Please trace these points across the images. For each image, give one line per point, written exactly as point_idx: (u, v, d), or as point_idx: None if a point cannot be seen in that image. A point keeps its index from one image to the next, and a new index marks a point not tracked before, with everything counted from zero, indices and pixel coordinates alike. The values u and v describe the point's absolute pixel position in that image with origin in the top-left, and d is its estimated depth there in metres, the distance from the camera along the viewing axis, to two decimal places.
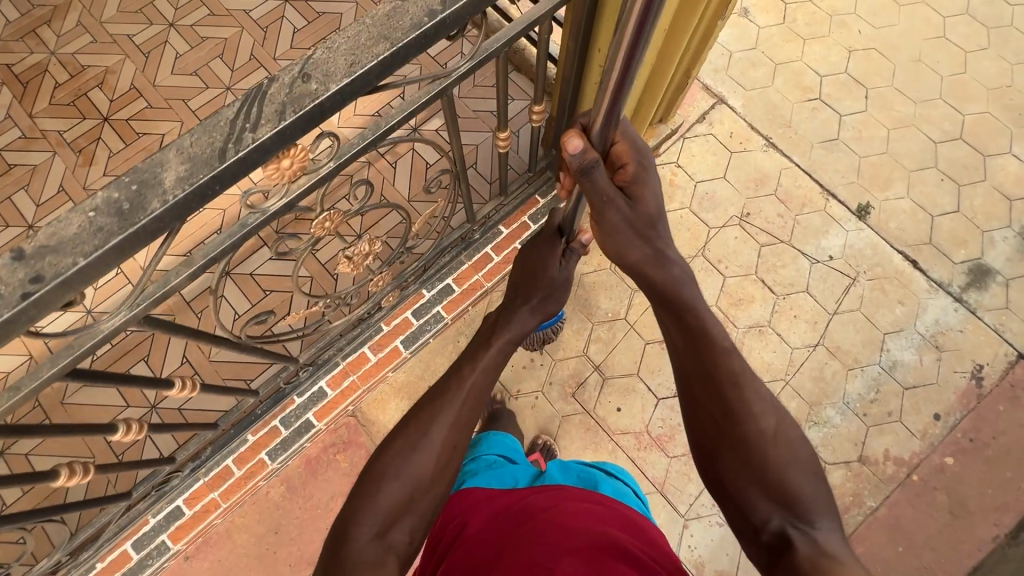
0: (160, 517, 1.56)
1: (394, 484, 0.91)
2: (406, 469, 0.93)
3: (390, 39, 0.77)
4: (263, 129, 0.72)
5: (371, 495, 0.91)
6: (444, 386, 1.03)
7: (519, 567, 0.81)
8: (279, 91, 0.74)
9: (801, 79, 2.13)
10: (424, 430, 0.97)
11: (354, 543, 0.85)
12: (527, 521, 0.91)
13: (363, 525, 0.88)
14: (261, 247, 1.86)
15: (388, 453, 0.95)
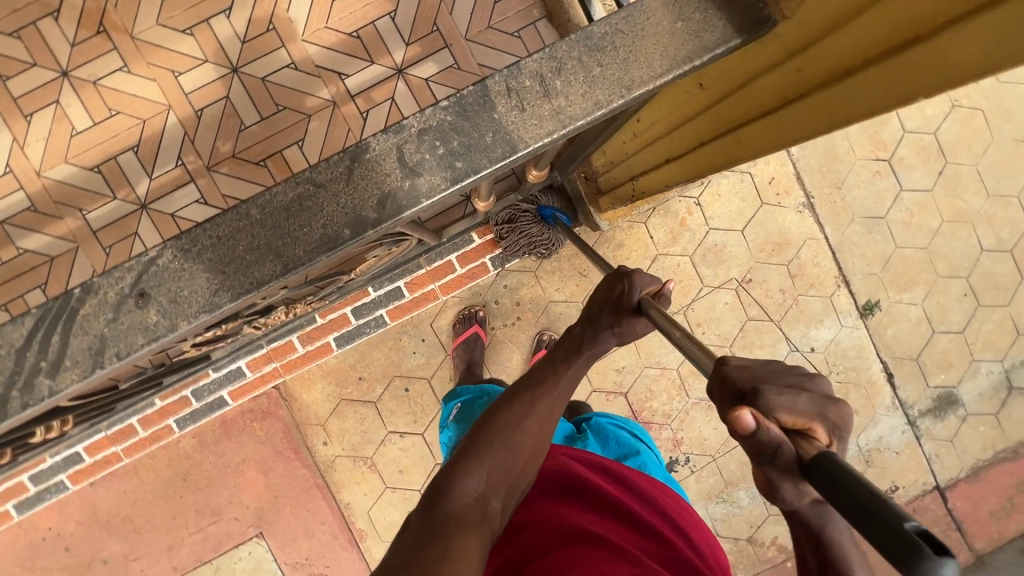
0: (58, 459, 1.67)
1: (493, 456, 0.69)
2: (510, 441, 0.71)
3: (283, 253, 0.50)
4: (65, 378, 0.49)
5: (471, 454, 0.70)
6: (539, 375, 0.79)
7: (592, 555, 0.60)
8: (95, 316, 0.49)
9: (878, 130, 1.76)
10: (528, 407, 0.75)
11: (451, 505, 0.63)
12: (590, 509, 0.71)
13: (469, 476, 0.67)
14: (187, 182, 1.52)
15: (491, 426, 0.73)
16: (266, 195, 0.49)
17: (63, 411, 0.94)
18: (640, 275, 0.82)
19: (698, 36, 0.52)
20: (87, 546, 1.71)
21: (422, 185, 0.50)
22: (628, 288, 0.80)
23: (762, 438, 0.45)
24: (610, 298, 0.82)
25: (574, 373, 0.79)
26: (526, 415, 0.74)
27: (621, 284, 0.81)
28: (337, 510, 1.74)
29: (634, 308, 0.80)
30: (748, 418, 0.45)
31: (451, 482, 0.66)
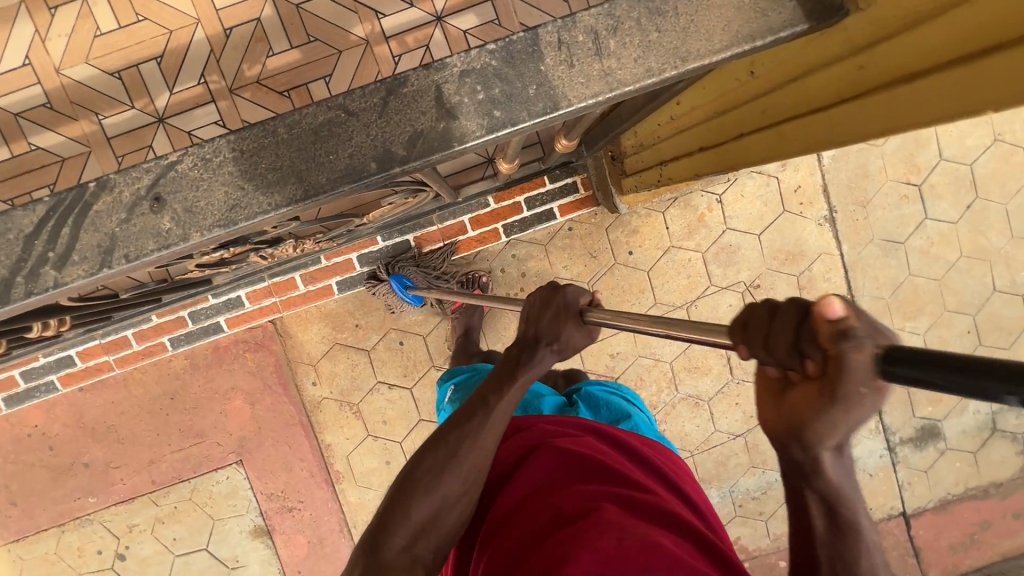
0: (52, 360, 1.69)
1: (423, 502, 0.71)
2: (439, 487, 0.72)
3: (302, 176, 0.48)
4: (73, 273, 0.48)
5: (402, 498, 0.72)
6: (467, 412, 0.76)
7: (578, 529, 0.62)
8: (107, 215, 0.48)
9: (914, 153, 1.72)
10: (454, 451, 0.74)
11: (385, 557, 0.67)
12: (578, 479, 0.72)
13: (399, 525, 0.70)
14: (208, 102, 1.49)
15: (419, 469, 0.73)
16: (294, 115, 0.47)
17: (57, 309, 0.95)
18: (570, 288, 0.78)
19: (765, 15, 0.50)
20: (71, 447, 1.75)
21: (456, 129, 0.49)
22: (565, 302, 0.77)
23: (851, 324, 0.39)
24: (544, 315, 0.77)
25: (506, 402, 0.77)
26: (457, 456, 0.74)
27: (559, 296, 0.78)
28: (318, 450, 1.78)
29: (575, 320, 0.76)
30: (833, 306, 0.40)
31: (389, 530, 0.70)
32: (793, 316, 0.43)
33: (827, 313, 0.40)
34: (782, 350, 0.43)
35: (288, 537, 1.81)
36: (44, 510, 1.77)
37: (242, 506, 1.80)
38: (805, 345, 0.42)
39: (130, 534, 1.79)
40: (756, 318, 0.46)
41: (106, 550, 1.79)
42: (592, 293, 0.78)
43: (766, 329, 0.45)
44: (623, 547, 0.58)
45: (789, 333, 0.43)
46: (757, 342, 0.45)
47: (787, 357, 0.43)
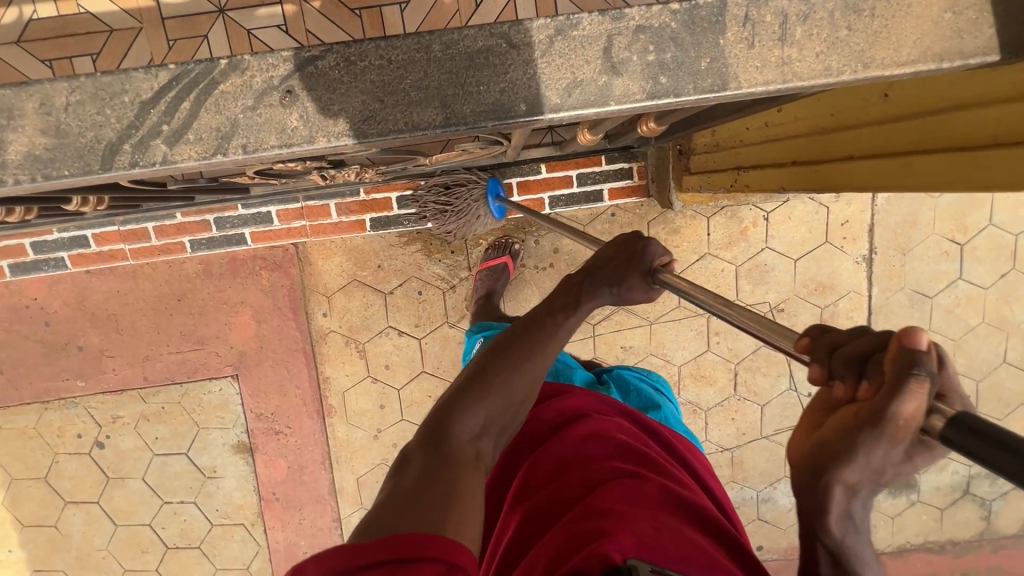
0: (65, 237, 1.64)
1: (491, 400, 0.72)
2: (509, 384, 0.73)
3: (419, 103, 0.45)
4: (183, 153, 0.44)
5: (470, 394, 0.72)
6: (538, 321, 0.77)
7: (615, 508, 0.63)
8: (228, 101, 0.44)
9: (965, 212, 1.70)
10: (529, 353, 0.75)
11: (450, 446, 0.67)
12: (613, 458, 0.73)
13: (467, 417, 0.70)
14: (274, 3, 1.41)
15: (486, 370, 0.73)
16: (453, 35, 0.44)
17: (115, 188, 0.92)
18: (653, 244, 0.79)
19: (960, 36, 0.46)
20: (68, 327, 1.72)
21: (616, 87, 0.45)
22: (642, 253, 0.78)
23: (927, 357, 0.39)
24: (617, 258, 0.79)
25: (570, 323, 0.77)
26: (526, 360, 0.74)
27: (636, 248, 0.79)
28: (315, 380, 1.77)
29: (643, 277, 0.78)
30: (922, 333, 0.39)
31: (456, 419, 0.70)
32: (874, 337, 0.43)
33: (908, 337, 0.39)
34: (846, 357, 0.43)
35: (269, 458, 1.82)
36: (30, 384, 1.75)
37: (230, 420, 1.79)
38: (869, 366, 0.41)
39: (112, 425, 1.78)
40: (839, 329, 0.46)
41: (85, 436, 1.79)
42: (671, 255, 0.78)
43: (832, 343, 0.45)
44: (659, 536, 0.60)
45: (861, 347, 0.43)
46: (824, 343, 0.45)
47: (840, 366, 0.43)
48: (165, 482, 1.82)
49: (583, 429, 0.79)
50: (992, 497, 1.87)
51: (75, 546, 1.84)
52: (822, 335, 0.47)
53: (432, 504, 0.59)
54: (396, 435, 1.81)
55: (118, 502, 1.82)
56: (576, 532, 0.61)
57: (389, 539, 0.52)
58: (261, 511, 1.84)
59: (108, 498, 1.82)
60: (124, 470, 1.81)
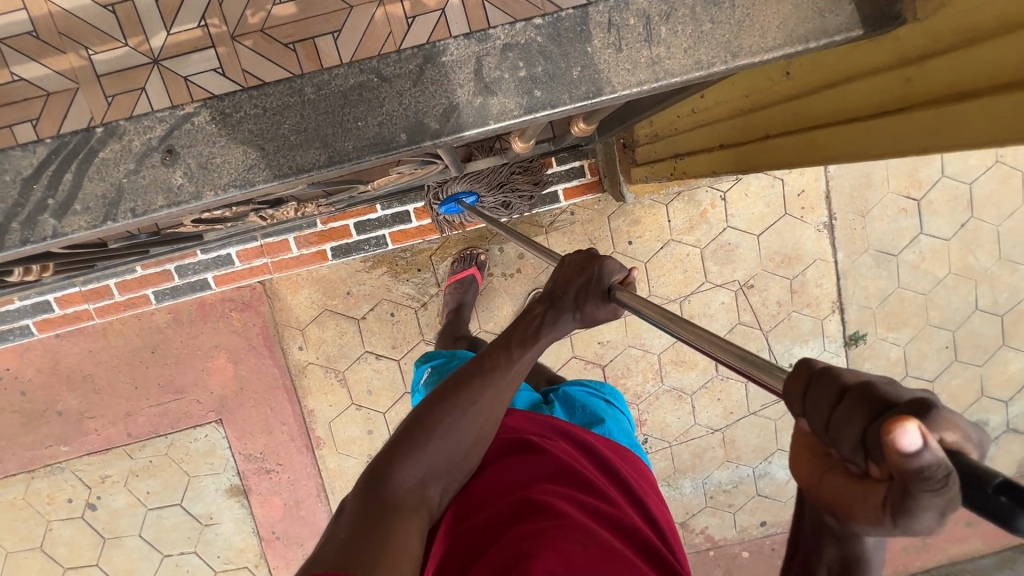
0: (28, 304, 1.63)
1: (435, 446, 0.77)
2: (456, 427, 0.78)
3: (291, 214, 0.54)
4: (72, 224, 0.45)
5: (417, 439, 0.77)
6: (495, 356, 0.84)
7: (546, 527, 0.66)
8: (111, 167, 0.45)
9: (916, 168, 1.73)
10: (478, 394, 0.81)
11: (392, 490, 0.71)
12: (545, 478, 0.76)
13: (411, 462, 0.75)
14: (207, 47, 1.41)
15: (435, 412, 0.79)
16: (324, 76, 0.45)
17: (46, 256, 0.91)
18: (608, 264, 0.86)
19: (822, 16, 0.48)
20: (44, 394, 1.71)
21: (492, 106, 0.46)
22: (599, 275, 0.85)
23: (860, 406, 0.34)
24: (577, 280, 0.86)
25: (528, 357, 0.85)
26: (473, 402, 0.80)
27: (593, 267, 0.86)
28: (300, 414, 1.77)
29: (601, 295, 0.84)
30: (910, 433, 0.30)
31: (404, 462, 0.74)
32: (862, 414, 0.34)
33: (895, 435, 0.30)
34: (843, 445, 0.35)
35: (263, 498, 1.82)
36: (13, 455, 1.73)
37: (219, 465, 1.79)
38: (869, 449, 0.33)
39: (102, 484, 1.77)
40: (816, 390, 0.37)
41: (76, 499, 1.77)
42: (630, 269, 0.85)
43: (825, 415, 0.36)
44: (582, 552, 0.63)
45: (852, 430, 0.34)
46: (815, 422, 0.37)
47: (842, 451, 0.35)
48: (162, 535, 1.82)
49: (522, 451, 0.81)
50: None
51: None
52: (806, 404, 0.38)
53: (370, 545, 0.64)
54: None
55: (117, 561, 1.81)
56: (507, 555, 0.63)
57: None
58: (262, 553, 1.85)
59: (106, 560, 1.81)
60: (119, 529, 1.80)
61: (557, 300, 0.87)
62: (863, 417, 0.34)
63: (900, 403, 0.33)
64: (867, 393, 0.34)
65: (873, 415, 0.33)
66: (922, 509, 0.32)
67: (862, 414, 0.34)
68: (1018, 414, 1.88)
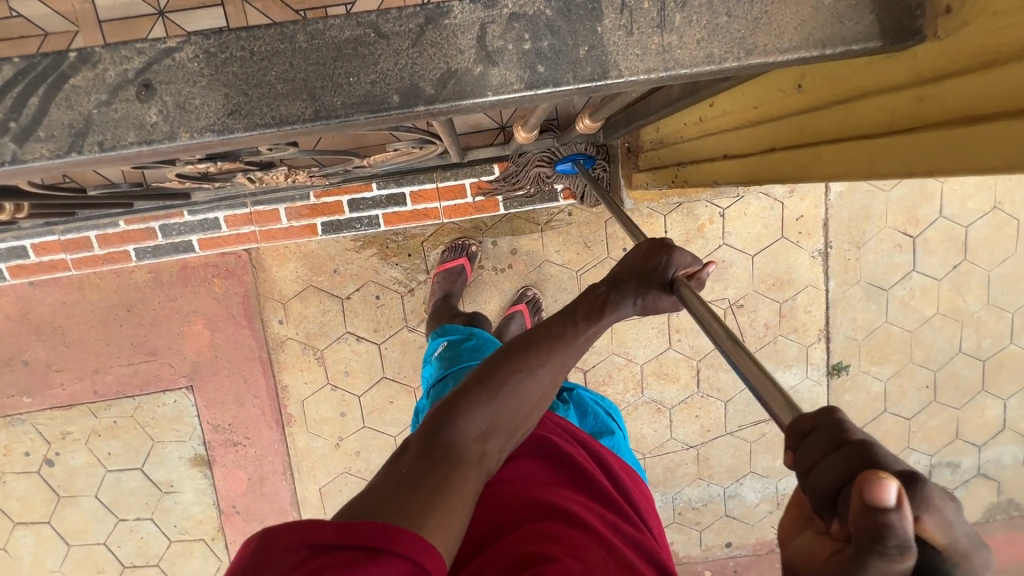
0: (2, 248, 1.57)
1: (497, 402, 0.72)
2: (518, 388, 0.74)
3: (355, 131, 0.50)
4: (34, 151, 0.42)
5: (481, 395, 0.72)
6: (563, 326, 0.78)
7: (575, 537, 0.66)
8: (81, 96, 0.42)
9: (916, 205, 1.72)
10: (546, 357, 0.76)
11: (450, 439, 0.67)
12: (565, 489, 0.78)
13: (471, 414, 0.70)
14: (215, 4, 1.38)
15: (503, 367, 0.74)
16: (319, 24, 0.42)
17: (17, 192, 0.87)
18: (679, 253, 0.78)
19: (841, 22, 0.46)
20: (11, 341, 1.66)
21: (493, 77, 0.44)
22: (664, 266, 0.78)
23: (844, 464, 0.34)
24: (641, 268, 0.80)
25: (593, 331, 0.78)
26: (540, 365, 0.75)
27: (660, 258, 0.79)
28: (273, 389, 1.73)
29: (664, 286, 0.77)
30: (881, 496, 0.30)
31: (463, 415, 0.70)
32: (843, 470, 0.34)
33: (870, 489, 0.31)
34: (816, 495, 0.35)
35: (227, 471, 1.78)
36: None
37: (185, 433, 1.75)
38: (839, 505, 0.34)
39: (62, 441, 1.73)
40: (815, 435, 0.37)
41: (33, 453, 1.73)
42: (704, 261, 0.78)
43: (818, 456, 0.36)
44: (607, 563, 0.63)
45: (827, 479, 0.35)
46: (801, 467, 0.37)
47: (815, 503, 0.36)
48: (120, 498, 1.78)
49: (544, 459, 0.83)
50: (954, 485, 1.89)
51: (26, 570, 1.81)
52: (798, 446, 0.38)
53: (419, 492, 0.60)
54: (358, 443, 1.78)
55: (71, 520, 1.77)
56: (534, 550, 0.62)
57: (364, 523, 0.53)
58: (221, 526, 1.82)
59: (60, 518, 1.78)
60: (76, 488, 1.76)
61: (626, 281, 0.80)
62: (846, 470, 0.34)
63: (890, 470, 0.33)
64: (871, 448, 0.34)
65: (855, 474, 0.33)
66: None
67: (845, 469, 0.34)
68: (990, 459, 1.89)
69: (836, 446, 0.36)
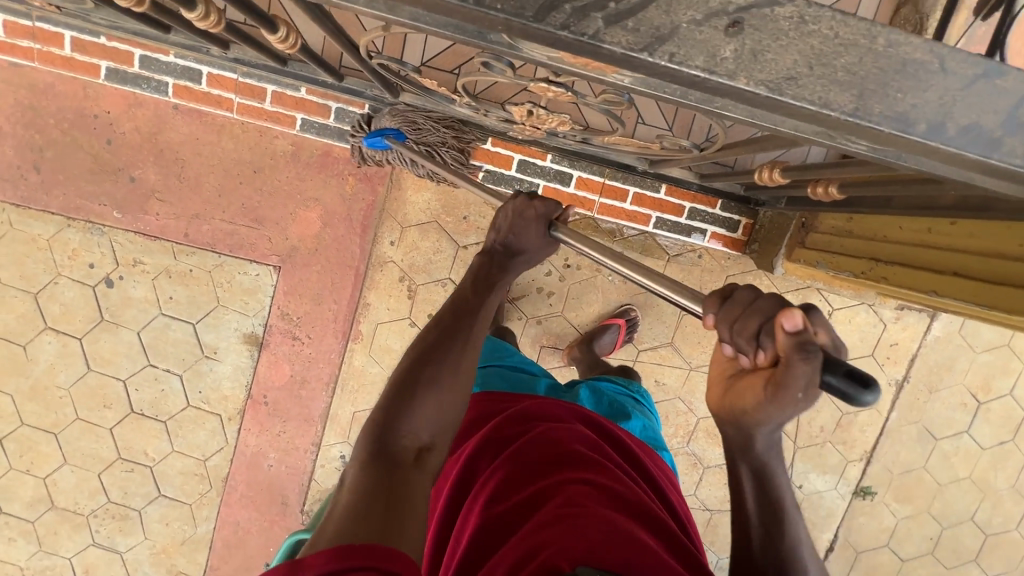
0: (179, 65, 1.49)
1: (429, 398, 0.78)
2: (447, 382, 0.81)
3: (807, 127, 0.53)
4: (616, 36, 0.44)
5: (410, 399, 0.77)
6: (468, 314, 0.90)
7: (566, 512, 0.68)
8: (681, 6, 0.43)
9: (995, 375, 1.82)
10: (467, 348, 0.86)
11: (392, 447, 0.71)
12: (560, 464, 0.80)
13: (409, 420, 0.75)
14: None
15: (430, 369, 0.81)
16: (899, 36, 0.45)
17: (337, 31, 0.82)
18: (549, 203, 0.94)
19: None
20: (127, 154, 1.61)
21: (1010, 144, 0.46)
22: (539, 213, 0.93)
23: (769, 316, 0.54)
24: (514, 222, 0.94)
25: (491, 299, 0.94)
26: (465, 360, 0.84)
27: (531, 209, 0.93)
28: (354, 302, 1.72)
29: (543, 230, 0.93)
30: (790, 319, 0.52)
31: (405, 422, 0.74)
32: (762, 314, 0.55)
33: (790, 319, 0.52)
34: (745, 335, 0.56)
35: (274, 359, 1.76)
36: (62, 194, 1.63)
37: (252, 308, 1.72)
38: (762, 337, 0.55)
39: (129, 267, 1.68)
40: (736, 297, 0.57)
41: (98, 267, 1.68)
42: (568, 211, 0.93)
43: (740, 310, 0.56)
44: (610, 537, 0.65)
45: (753, 323, 0.55)
46: (725, 320, 0.57)
47: (743, 340, 0.56)
48: (159, 344, 1.74)
49: (530, 442, 0.86)
50: None
51: (35, 375, 1.74)
52: (723, 307, 0.58)
53: (375, 505, 0.61)
54: None
55: (104, 345, 1.72)
56: (533, 539, 0.65)
57: (319, 556, 0.50)
58: (244, 410, 1.79)
59: (93, 339, 1.72)
60: (122, 317, 1.71)
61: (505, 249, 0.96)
62: (763, 315, 0.55)
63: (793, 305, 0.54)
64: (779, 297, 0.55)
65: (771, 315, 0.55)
66: (796, 381, 0.52)
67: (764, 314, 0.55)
68: None
69: (754, 298, 0.56)
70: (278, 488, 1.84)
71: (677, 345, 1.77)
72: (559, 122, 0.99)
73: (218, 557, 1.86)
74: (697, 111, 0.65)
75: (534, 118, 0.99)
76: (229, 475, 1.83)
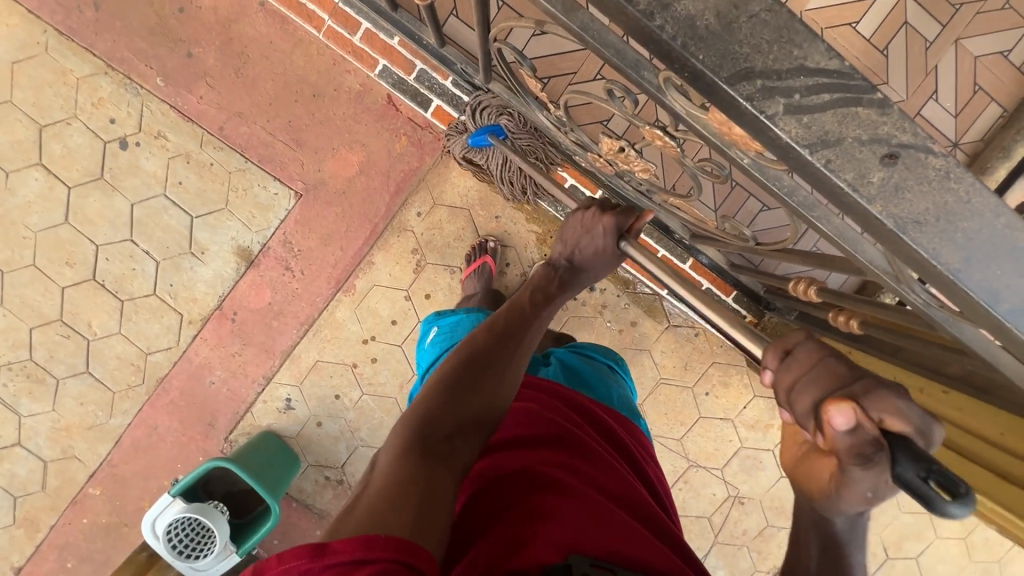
0: None
1: (466, 399, 0.78)
2: (490, 387, 0.81)
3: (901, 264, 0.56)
4: (787, 125, 0.46)
5: (447, 400, 0.76)
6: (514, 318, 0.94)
7: (561, 507, 0.69)
8: (849, 121, 0.46)
9: (908, 537, 1.85)
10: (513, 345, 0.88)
11: (427, 439, 0.71)
12: (555, 449, 0.80)
13: (442, 419, 0.74)
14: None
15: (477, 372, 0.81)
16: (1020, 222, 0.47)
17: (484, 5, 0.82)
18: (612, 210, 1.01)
19: None
20: (195, 28, 1.56)
21: None
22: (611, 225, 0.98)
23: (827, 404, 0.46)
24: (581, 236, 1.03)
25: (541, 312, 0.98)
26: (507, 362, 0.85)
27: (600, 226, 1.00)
28: (360, 255, 1.69)
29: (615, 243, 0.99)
30: (842, 414, 0.45)
31: (440, 421, 0.74)
32: (819, 387, 0.49)
33: (838, 414, 0.45)
34: (802, 405, 0.50)
35: (258, 281, 1.70)
36: (113, 42, 1.56)
37: (257, 224, 1.66)
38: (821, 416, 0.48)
39: (150, 137, 1.61)
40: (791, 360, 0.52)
41: (118, 126, 1.60)
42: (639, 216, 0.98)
43: (795, 377, 0.51)
44: (604, 532, 0.67)
45: (810, 393, 0.49)
46: (781, 385, 0.52)
47: (799, 412, 0.50)
48: (149, 224, 1.66)
49: (530, 420, 0.85)
50: None
51: (7, 206, 1.63)
52: (778, 368, 0.52)
53: (408, 500, 0.62)
54: (380, 352, 1.74)
55: (94, 202, 1.64)
56: (527, 527, 0.65)
57: (381, 539, 0.54)
58: (208, 318, 1.72)
59: (83, 194, 1.63)
60: (122, 183, 1.63)
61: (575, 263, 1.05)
62: (819, 387, 0.48)
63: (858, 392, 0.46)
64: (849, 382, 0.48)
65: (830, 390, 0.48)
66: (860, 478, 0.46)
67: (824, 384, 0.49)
68: None
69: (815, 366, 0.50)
70: (210, 408, 1.75)
71: (645, 410, 1.78)
72: (639, 169, 1.03)
73: (121, 454, 1.76)
74: (795, 207, 0.68)
75: (618, 157, 1.02)
76: (166, 377, 1.75)
